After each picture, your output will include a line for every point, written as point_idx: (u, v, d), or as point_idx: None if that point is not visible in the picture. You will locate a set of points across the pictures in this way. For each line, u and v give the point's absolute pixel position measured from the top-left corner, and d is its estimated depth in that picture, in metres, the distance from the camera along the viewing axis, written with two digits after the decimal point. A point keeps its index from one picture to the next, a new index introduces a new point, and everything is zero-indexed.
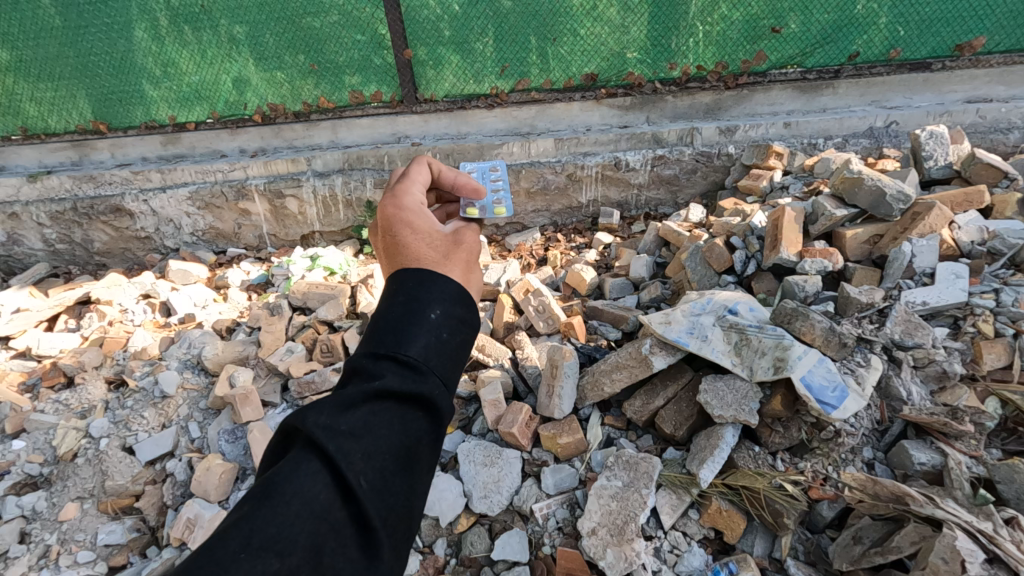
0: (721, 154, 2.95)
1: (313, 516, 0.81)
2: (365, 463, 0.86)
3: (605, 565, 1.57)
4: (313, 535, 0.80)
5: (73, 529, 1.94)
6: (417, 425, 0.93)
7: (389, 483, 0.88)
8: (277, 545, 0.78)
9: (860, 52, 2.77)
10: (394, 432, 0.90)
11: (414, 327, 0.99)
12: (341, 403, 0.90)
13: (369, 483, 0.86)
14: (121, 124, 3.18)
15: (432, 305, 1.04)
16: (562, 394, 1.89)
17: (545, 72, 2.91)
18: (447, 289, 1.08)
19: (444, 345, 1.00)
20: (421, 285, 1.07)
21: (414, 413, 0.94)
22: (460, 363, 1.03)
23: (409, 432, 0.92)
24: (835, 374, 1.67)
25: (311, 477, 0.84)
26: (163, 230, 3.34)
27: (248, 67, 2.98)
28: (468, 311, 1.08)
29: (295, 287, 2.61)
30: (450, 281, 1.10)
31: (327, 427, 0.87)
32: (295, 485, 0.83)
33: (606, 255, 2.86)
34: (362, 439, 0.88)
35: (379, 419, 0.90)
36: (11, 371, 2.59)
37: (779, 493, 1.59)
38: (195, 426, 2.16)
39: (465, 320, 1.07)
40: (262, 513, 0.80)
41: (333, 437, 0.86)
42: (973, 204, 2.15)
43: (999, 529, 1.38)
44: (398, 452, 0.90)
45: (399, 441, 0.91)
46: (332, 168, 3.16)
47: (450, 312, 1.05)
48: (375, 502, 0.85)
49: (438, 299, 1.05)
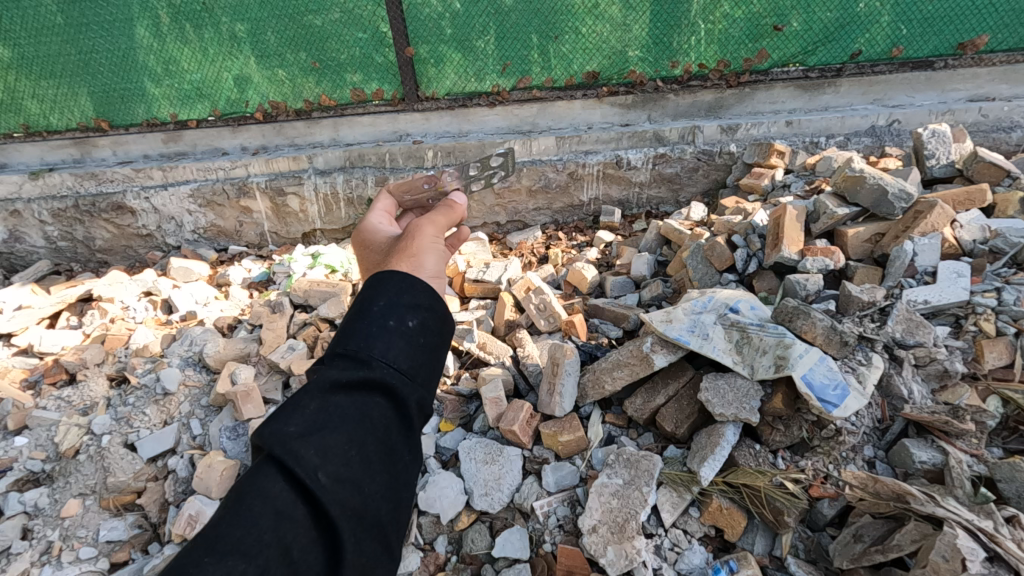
0: (723, 153, 2.95)
1: (275, 513, 0.86)
2: (322, 456, 0.91)
3: (605, 562, 1.57)
4: (277, 531, 0.85)
5: (75, 525, 1.95)
6: (371, 413, 0.98)
7: (350, 472, 0.92)
8: (243, 545, 0.82)
9: (863, 50, 2.76)
10: (347, 422, 0.95)
11: (358, 324, 1.06)
12: (292, 406, 0.96)
13: (328, 474, 0.90)
14: (123, 121, 3.18)
15: (376, 298, 1.10)
16: (563, 392, 1.89)
17: (547, 70, 2.90)
18: (392, 281, 1.14)
19: (389, 333, 1.05)
20: (368, 285, 1.15)
21: (370, 405, 0.99)
22: (413, 348, 1.07)
23: (363, 421, 0.97)
24: (836, 373, 1.66)
25: (272, 478, 0.89)
26: (164, 227, 3.34)
27: (249, 64, 2.98)
28: (418, 296, 1.13)
29: (296, 284, 2.62)
30: (392, 273, 1.16)
31: (280, 429, 0.93)
32: (256, 488, 0.88)
33: (607, 253, 2.86)
34: (315, 434, 0.93)
35: (330, 413, 0.96)
36: (13, 368, 2.59)
37: (779, 491, 1.59)
38: (196, 423, 2.17)
39: (414, 305, 1.11)
40: (227, 519, 0.85)
41: (287, 437, 0.92)
42: (975, 202, 2.14)
43: (999, 528, 1.38)
44: (354, 441, 0.94)
45: (355, 432, 0.95)
46: (334, 166, 3.16)
47: (394, 301, 1.10)
48: (337, 491, 0.89)
49: (382, 292, 1.12)
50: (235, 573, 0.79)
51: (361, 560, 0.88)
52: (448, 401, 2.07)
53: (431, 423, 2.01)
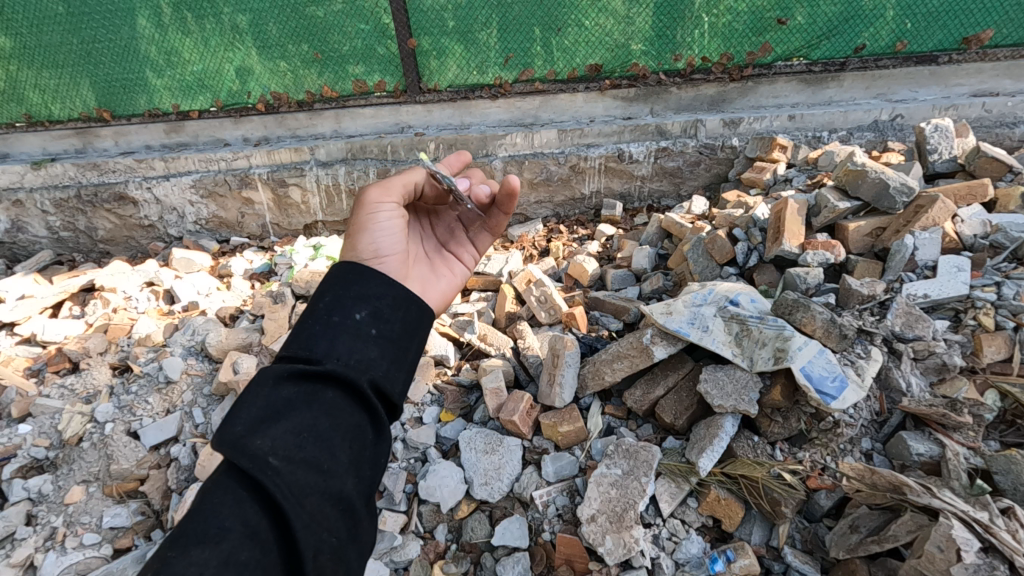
0: (724, 147, 2.95)
1: (235, 503, 0.86)
2: (274, 443, 0.91)
3: (603, 551, 1.58)
4: (238, 518, 0.85)
5: (78, 511, 1.97)
6: (322, 399, 0.98)
7: (305, 456, 0.92)
8: (207, 535, 0.84)
9: (866, 44, 2.74)
10: (298, 409, 0.95)
11: (305, 321, 1.07)
12: (240, 404, 0.95)
13: (282, 458, 0.90)
14: (125, 112, 3.17)
15: (322, 295, 1.11)
16: (563, 382, 1.90)
17: (549, 63, 2.90)
18: (336, 276, 1.15)
19: (335, 327, 1.06)
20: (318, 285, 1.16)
21: (321, 391, 0.99)
22: (365, 336, 1.07)
23: (316, 408, 0.97)
24: (834, 365, 1.67)
25: (231, 474, 0.90)
26: (166, 218, 3.35)
27: (251, 56, 2.98)
28: (368, 286, 1.14)
29: (298, 276, 2.64)
30: (334, 267, 1.19)
31: (230, 428, 0.92)
32: (217, 485, 0.89)
33: (609, 246, 2.86)
34: (265, 426, 0.93)
35: (279, 403, 0.95)
36: (17, 357, 2.61)
37: (777, 482, 1.60)
38: (199, 412, 2.17)
39: (365, 296, 1.12)
40: (190, 516, 0.86)
41: (237, 430, 0.91)
42: (977, 197, 2.14)
43: (994, 519, 1.39)
44: (307, 427, 0.94)
45: (306, 418, 0.95)
46: (336, 157, 3.17)
47: (340, 295, 1.11)
48: (292, 473, 0.89)
49: (329, 289, 1.13)
50: (201, 562, 0.81)
51: (327, 536, 0.88)
52: (448, 391, 2.08)
53: (432, 413, 2.03)
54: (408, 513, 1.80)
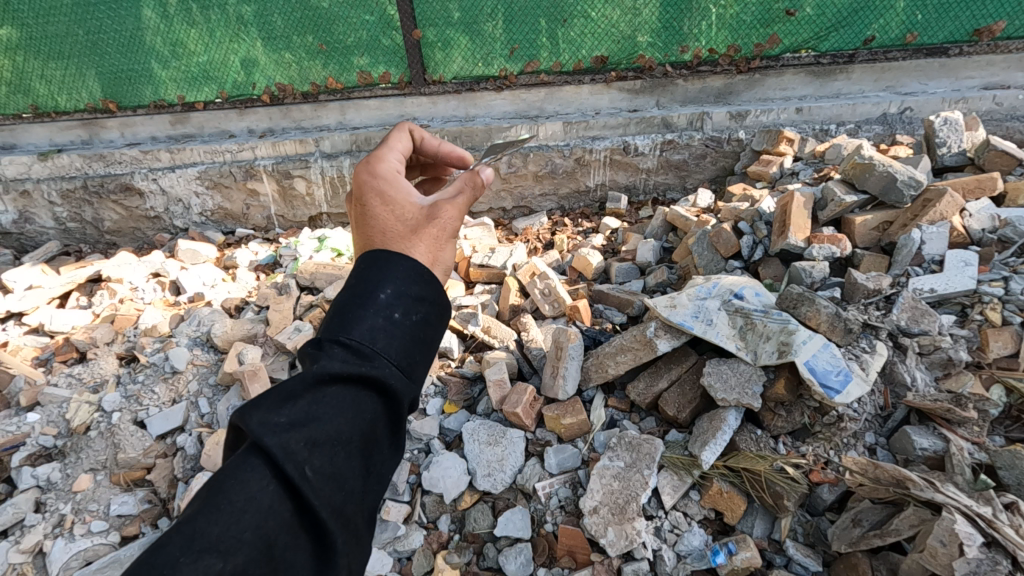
0: (731, 140, 2.93)
1: (259, 512, 0.79)
2: (311, 450, 0.84)
3: (606, 542, 1.59)
4: (257, 532, 0.78)
5: (87, 499, 1.99)
6: (364, 409, 0.91)
7: (339, 470, 0.86)
8: (220, 544, 0.76)
9: (876, 37, 2.72)
10: (342, 417, 0.88)
11: (361, 310, 0.97)
12: (281, 395, 0.87)
13: (314, 470, 0.83)
14: (131, 103, 3.18)
15: (382, 285, 1.01)
16: (566, 375, 1.91)
17: (555, 54, 2.88)
18: (400, 267, 1.05)
19: (395, 328, 0.97)
20: (371, 267, 1.05)
21: (366, 396, 0.92)
22: (415, 344, 0.99)
23: (357, 418, 0.90)
24: (838, 359, 1.66)
25: (257, 474, 0.82)
26: (172, 209, 3.36)
27: (256, 47, 2.97)
28: (427, 289, 1.05)
29: (302, 267, 2.64)
30: (400, 256, 1.06)
31: (268, 420, 0.84)
32: (239, 481, 0.81)
33: (613, 240, 2.85)
34: (305, 429, 0.85)
35: (323, 405, 0.88)
36: (25, 346, 2.64)
37: (779, 476, 1.60)
38: (204, 402, 2.19)
39: (423, 298, 1.03)
40: (204, 513, 0.78)
41: (276, 428, 0.83)
42: (986, 190, 2.11)
43: (998, 514, 1.39)
44: (346, 437, 0.88)
45: (348, 426, 0.88)
46: (340, 149, 3.17)
47: (402, 291, 1.01)
48: (323, 489, 0.83)
49: (389, 279, 1.02)
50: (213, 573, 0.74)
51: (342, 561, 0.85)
52: (452, 383, 2.09)
53: (435, 405, 2.04)
54: (411, 503, 1.82)
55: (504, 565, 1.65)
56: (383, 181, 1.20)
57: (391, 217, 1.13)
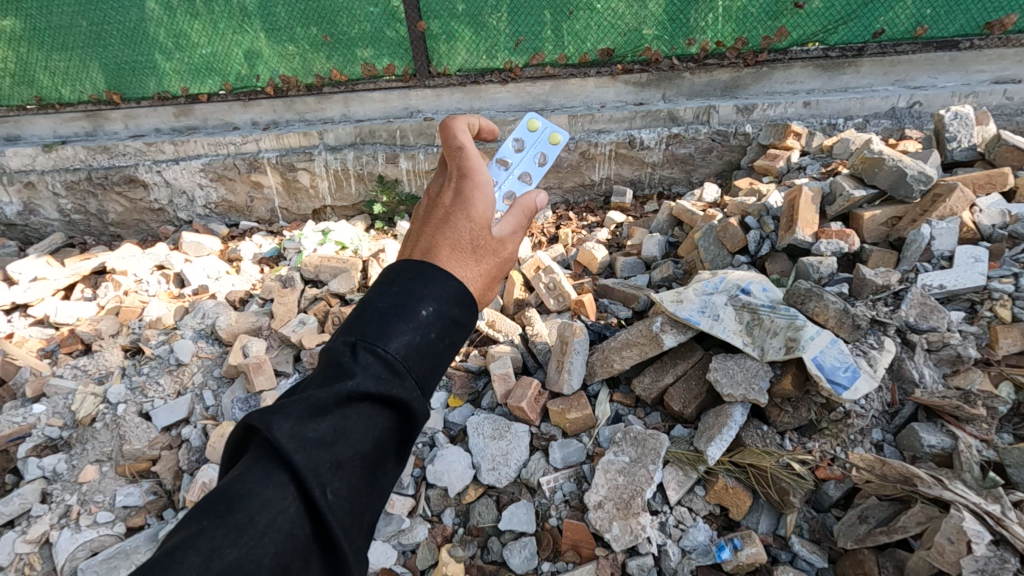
0: (737, 134, 2.90)
1: (277, 533, 0.79)
2: (332, 472, 0.84)
3: (610, 537, 1.59)
4: (275, 556, 0.79)
5: (92, 490, 1.99)
6: (384, 429, 0.90)
7: (353, 491, 0.86)
8: (238, 566, 0.76)
9: (885, 29, 2.68)
10: (364, 437, 0.87)
11: (399, 323, 0.94)
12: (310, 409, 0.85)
13: (333, 492, 0.84)
14: (134, 95, 3.17)
15: (425, 301, 0.97)
16: (571, 369, 1.90)
17: (560, 47, 2.86)
18: (447, 287, 1.01)
19: (426, 348, 0.95)
20: (418, 277, 1.00)
21: (388, 415, 0.91)
22: (441, 366, 0.98)
23: (377, 438, 0.89)
24: (846, 356, 1.64)
25: (277, 493, 0.81)
26: (176, 202, 3.36)
27: (259, 39, 2.95)
28: (464, 311, 1.02)
29: (306, 259, 2.63)
30: (449, 275, 1.02)
31: (296, 435, 0.83)
32: (260, 501, 0.80)
33: (618, 234, 2.83)
34: (330, 449, 0.84)
35: (349, 424, 0.86)
36: (31, 337, 2.65)
37: (785, 472, 1.61)
38: (209, 394, 2.20)
39: (459, 320, 1.01)
40: (223, 531, 0.78)
41: (302, 448, 0.82)
42: (997, 185, 2.08)
43: (1007, 512, 1.37)
44: (365, 458, 0.88)
45: (367, 446, 0.88)
46: (344, 142, 3.16)
47: (443, 311, 0.98)
48: (340, 512, 0.84)
49: (433, 295, 0.99)
50: None
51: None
52: (456, 376, 2.08)
53: (439, 399, 2.03)
54: (415, 497, 1.81)
55: (508, 558, 1.66)
56: (466, 191, 1.17)
57: (465, 233, 1.11)
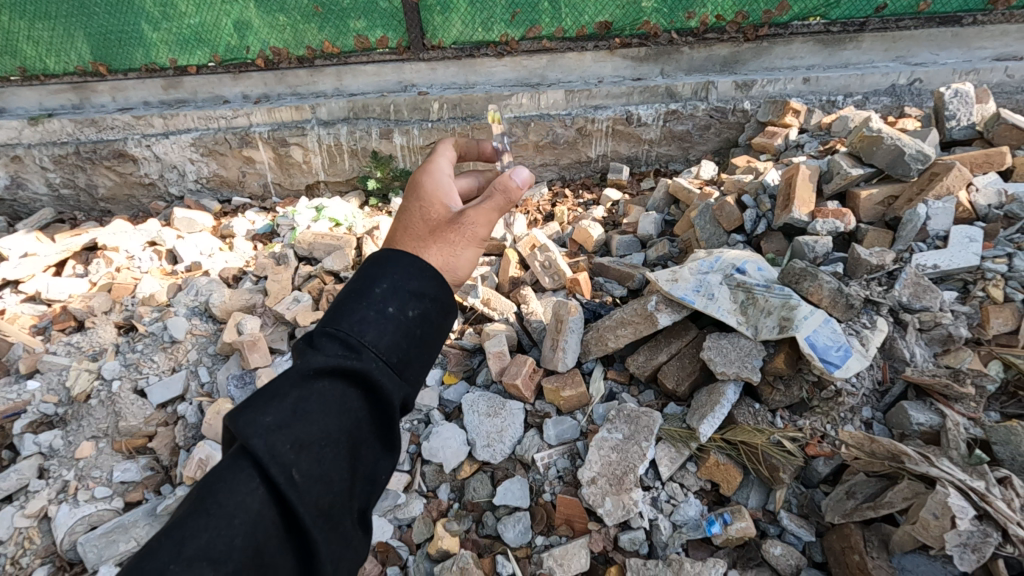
0: (736, 111, 2.88)
1: (246, 515, 0.79)
2: (297, 452, 0.84)
3: (603, 512, 1.62)
4: (245, 538, 0.78)
5: (89, 466, 2.01)
6: (350, 406, 0.90)
7: (324, 470, 0.85)
8: (209, 552, 0.76)
9: (888, 4, 2.63)
10: (329, 414, 0.88)
11: (355, 303, 0.97)
12: (271, 394, 0.87)
13: (302, 472, 0.83)
14: (121, 66, 3.09)
15: (379, 279, 1.01)
16: (566, 347, 1.91)
17: (557, 20, 2.79)
18: (402, 264, 1.04)
19: (386, 321, 0.96)
20: (373, 262, 1.05)
21: (353, 393, 0.91)
22: (407, 340, 0.98)
23: (344, 416, 0.89)
24: (839, 335, 1.66)
25: (244, 477, 0.81)
26: (166, 176, 3.31)
27: (249, 9, 2.85)
28: (425, 284, 1.03)
29: (300, 236, 2.61)
30: (400, 252, 1.06)
31: (258, 419, 0.84)
32: (229, 487, 0.80)
33: (614, 212, 2.82)
34: (292, 429, 0.85)
35: (311, 402, 0.87)
36: (23, 314, 2.64)
37: (776, 449, 1.64)
38: (204, 371, 2.20)
39: (421, 293, 1.02)
40: (194, 519, 0.78)
41: (263, 430, 0.83)
42: (994, 165, 2.08)
43: (991, 487, 1.40)
44: (333, 437, 0.88)
45: (335, 424, 0.88)
46: (338, 117, 3.10)
47: (399, 285, 1.01)
48: (310, 490, 0.83)
49: (388, 274, 1.02)
50: None
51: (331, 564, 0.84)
52: (451, 354, 2.09)
53: (434, 376, 2.05)
54: (411, 472, 1.85)
55: (502, 533, 1.68)
56: (431, 185, 1.27)
57: (420, 214, 1.19)
